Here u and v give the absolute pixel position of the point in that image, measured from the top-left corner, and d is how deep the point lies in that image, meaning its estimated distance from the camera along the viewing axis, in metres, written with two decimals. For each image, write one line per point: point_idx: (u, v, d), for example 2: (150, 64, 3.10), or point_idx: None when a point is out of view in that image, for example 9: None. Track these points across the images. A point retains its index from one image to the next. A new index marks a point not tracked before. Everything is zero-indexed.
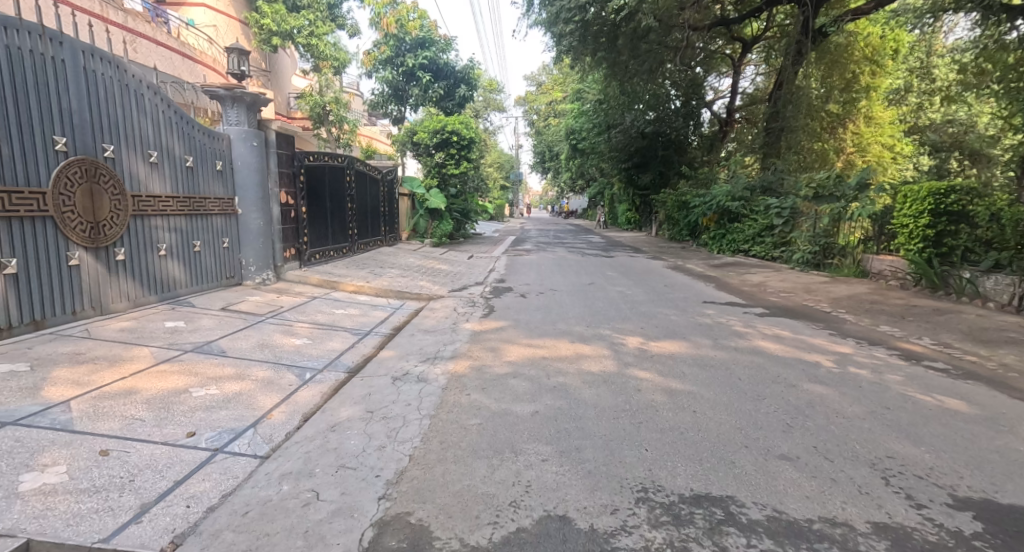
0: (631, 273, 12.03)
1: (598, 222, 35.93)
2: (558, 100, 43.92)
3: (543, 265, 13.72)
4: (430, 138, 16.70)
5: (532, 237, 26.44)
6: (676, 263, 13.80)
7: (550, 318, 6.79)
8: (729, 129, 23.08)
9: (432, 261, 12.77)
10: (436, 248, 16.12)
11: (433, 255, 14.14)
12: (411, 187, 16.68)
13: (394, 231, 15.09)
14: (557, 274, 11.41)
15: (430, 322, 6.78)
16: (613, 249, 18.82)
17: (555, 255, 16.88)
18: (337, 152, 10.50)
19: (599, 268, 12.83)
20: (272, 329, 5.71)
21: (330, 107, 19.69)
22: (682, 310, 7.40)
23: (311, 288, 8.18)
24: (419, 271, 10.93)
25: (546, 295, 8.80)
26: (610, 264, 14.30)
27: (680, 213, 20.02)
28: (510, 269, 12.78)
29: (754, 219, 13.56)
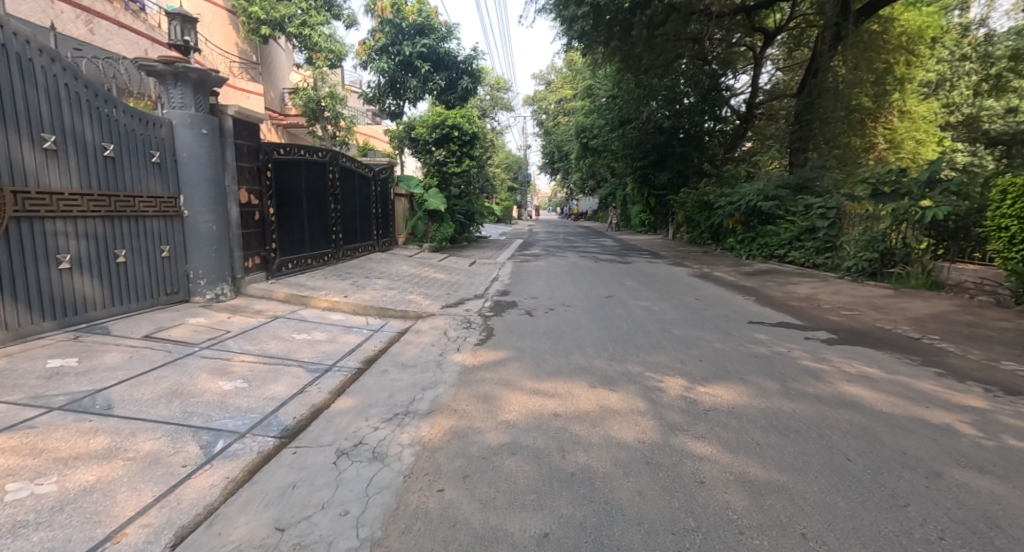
0: (653, 282, 10.64)
1: (610, 225, 34.42)
2: (567, 99, 42.63)
3: (552, 273, 12.36)
4: (430, 133, 15.46)
5: (541, 241, 25.02)
6: (701, 271, 12.34)
7: (561, 347, 5.42)
8: (749, 126, 21.49)
9: (429, 269, 11.46)
10: (436, 253, 14.80)
11: (432, 262, 12.83)
12: (409, 187, 15.35)
13: (388, 235, 13.80)
14: (569, 285, 10.04)
15: (411, 353, 5.42)
16: (629, 254, 17.42)
17: (567, 261, 15.49)
18: (318, 145, 9.22)
19: (616, 277, 11.43)
20: (200, 366, 4.38)
21: (324, 102, 18.72)
22: (725, 334, 5.99)
23: (275, 305, 6.88)
24: (412, 281, 9.62)
25: (557, 312, 7.40)
26: (629, 271, 12.91)
27: (702, 215, 18.58)
28: (516, 277, 11.46)
29: (791, 221, 12.06)
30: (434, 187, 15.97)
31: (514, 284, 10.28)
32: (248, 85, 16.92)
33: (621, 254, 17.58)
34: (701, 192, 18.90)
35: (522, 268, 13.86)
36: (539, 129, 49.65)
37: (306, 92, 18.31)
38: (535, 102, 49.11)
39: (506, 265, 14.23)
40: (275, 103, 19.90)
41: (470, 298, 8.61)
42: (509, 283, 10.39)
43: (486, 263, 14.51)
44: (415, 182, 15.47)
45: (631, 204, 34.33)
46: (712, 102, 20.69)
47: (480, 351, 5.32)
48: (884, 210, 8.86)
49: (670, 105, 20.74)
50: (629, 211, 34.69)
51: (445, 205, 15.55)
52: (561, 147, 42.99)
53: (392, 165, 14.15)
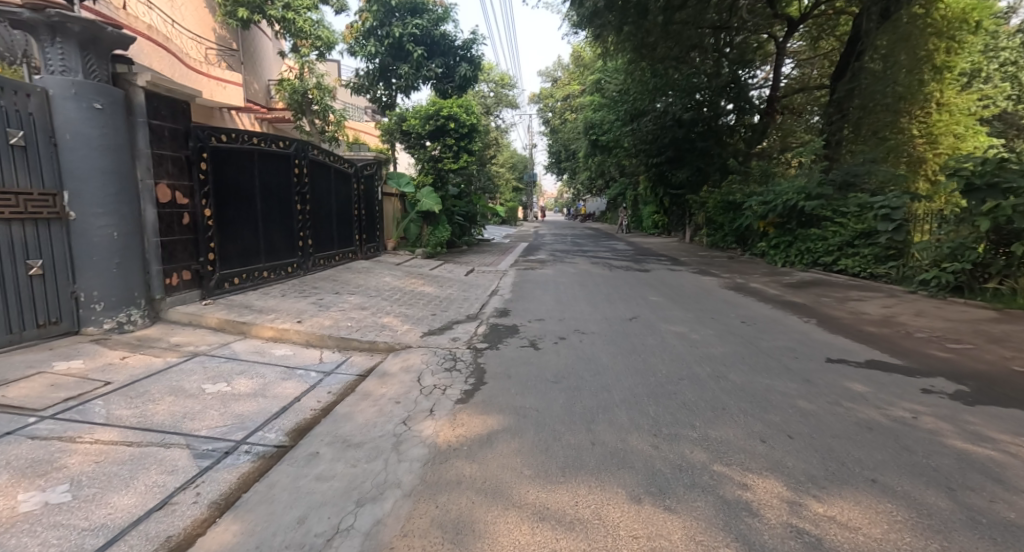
0: (681, 296, 9.02)
1: (620, 227, 32.82)
2: (575, 95, 41.12)
3: (561, 284, 10.78)
4: (424, 125, 13.94)
5: (548, 244, 23.45)
6: (733, 282, 10.68)
7: (578, 410, 3.78)
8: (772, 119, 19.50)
9: (418, 280, 9.88)
10: (429, 260, 13.27)
11: (423, 271, 11.26)
12: (399, 186, 13.67)
13: (374, 240, 12.24)
14: (582, 300, 8.44)
15: (363, 418, 3.78)
16: (646, 260, 15.80)
17: (577, 268, 13.89)
18: (279, 134, 7.67)
19: (636, 289, 9.81)
20: (9, 459, 2.76)
21: (310, 92, 17.37)
22: (806, 385, 4.32)
23: (202, 336, 5.27)
24: (394, 296, 8.03)
25: (569, 343, 5.78)
26: (649, 281, 11.32)
27: (727, 216, 16.93)
28: (520, 290, 9.85)
29: (841, 223, 10.40)
30: (429, 186, 14.36)
31: (516, 299, 8.68)
32: (225, 74, 15.42)
33: (637, 259, 15.98)
34: (723, 190, 17.31)
35: (527, 277, 12.27)
36: (545, 127, 48.18)
37: (290, 82, 17.01)
38: (541, 100, 47.72)
39: (509, 274, 12.64)
40: (260, 95, 18.46)
41: (461, 320, 7.00)
42: (510, 298, 8.81)
43: (486, 271, 12.92)
44: (406, 180, 13.81)
45: (643, 204, 32.66)
46: (735, 93, 18.92)
47: (462, 419, 3.70)
48: (969, 211, 7.22)
49: (689, 96, 19.06)
50: (640, 212, 33.02)
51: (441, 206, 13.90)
52: (568, 146, 41.49)
53: (380, 161, 12.64)
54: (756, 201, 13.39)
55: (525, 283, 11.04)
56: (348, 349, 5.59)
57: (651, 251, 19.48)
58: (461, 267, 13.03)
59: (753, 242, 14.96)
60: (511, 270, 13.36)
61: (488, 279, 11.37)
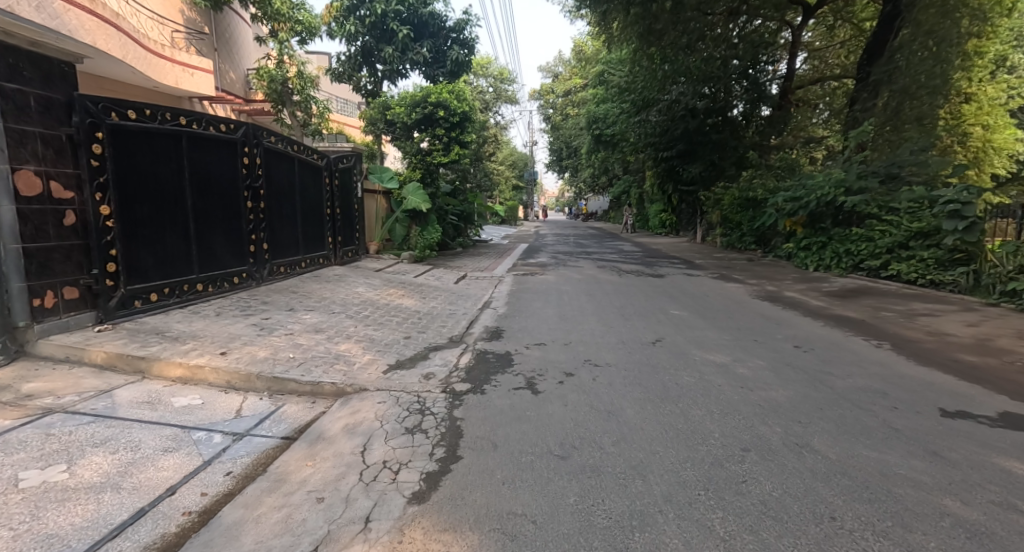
0: (709, 310, 7.58)
1: (624, 226, 31.41)
2: (577, 89, 39.65)
3: (565, 294, 9.35)
4: (411, 114, 12.56)
5: (549, 245, 22.07)
6: (762, 291, 9.27)
7: (600, 527, 2.34)
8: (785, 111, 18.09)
9: (398, 290, 8.46)
10: (416, 265, 11.88)
11: (406, 278, 9.84)
12: (381, 181, 12.16)
13: (351, 243, 10.84)
14: (591, 316, 7.03)
15: (253, 538, 2.35)
16: (658, 263, 14.37)
17: (581, 273, 12.46)
18: (219, 115, 6.36)
19: (653, 301, 8.37)
20: None
21: (289, 81, 16.09)
22: (938, 463, 2.88)
23: (77, 379, 3.85)
24: (362, 313, 6.61)
25: (578, 382, 4.36)
26: (665, 289, 9.90)
27: (746, 214, 15.53)
28: (517, 301, 8.43)
29: (891, 222, 9.04)
30: (418, 182, 12.97)
31: (512, 314, 7.25)
32: (191, 59, 13.87)
33: (648, 263, 14.57)
34: (740, 186, 15.94)
35: (525, 284, 10.87)
36: (546, 124, 46.79)
37: (267, 70, 15.51)
38: (541, 96, 46.35)
39: (505, 281, 11.22)
40: (237, 85, 17.13)
41: (441, 347, 5.58)
42: (505, 313, 7.37)
43: (480, 278, 11.52)
44: (390, 175, 12.30)
45: (649, 202, 31.23)
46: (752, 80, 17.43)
47: (411, 545, 2.25)
48: None
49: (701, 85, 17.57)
50: (646, 211, 31.57)
51: (429, 204, 12.49)
52: (571, 143, 40.11)
53: (358, 154, 11.23)
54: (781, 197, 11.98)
55: (524, 292, 9.64)
56: (283, 395, 4.17)
57: (661, 252, 18.05)
58: (452, 273, 11.62)
59: (778, 242, 13.57)
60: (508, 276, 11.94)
61: (481, 288, 9.95)
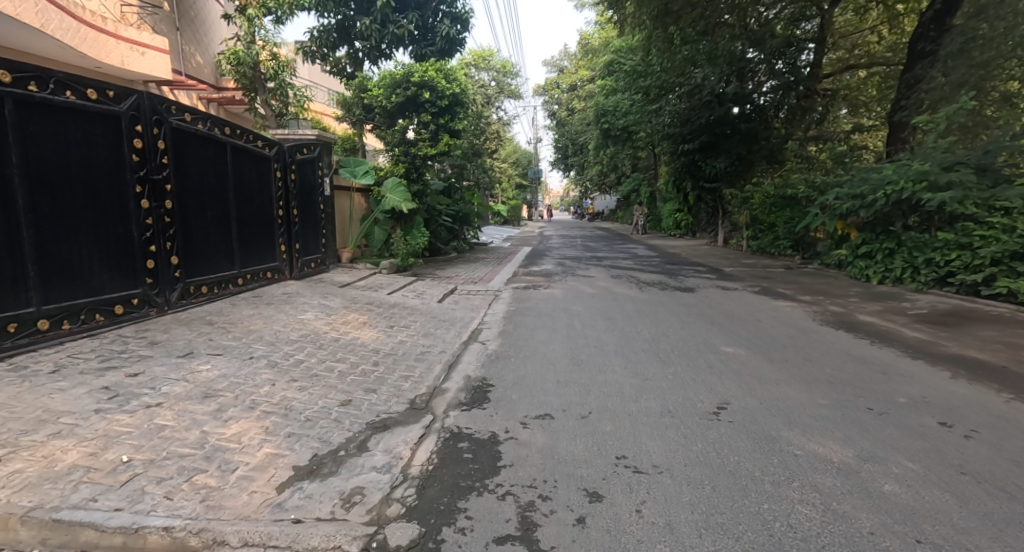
0: (772, 347, 5.64)
1: (635, 227, 29.46)
2: (583, 82, 37.68)
3: (576, 316, 7.45)
4: (393, 97, 10.72)
5: (555, 249, 20.19)
6: (828, 314, 7.29)
7: None
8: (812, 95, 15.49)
9: (360, 316, 6.54)
10: (397, 278, 9.99)
11: (379, 297, 7.93)
12: (354, 176, 10.14)
13: (312, 252, 8.96)
14: (615, 360, 5.11)
15: None
16: (683, 273, 12.40)
17: (594, 286, 10.54)
18: (86, 75, 4.50)
19: (694, 331, 6.41)
20: None
21: (261, 64, 14.28)
22: None
23: None
24: (293, 361, 4.68)
25: (610, 528, 2.41)
26: (702, 308, 7.96)
27: (782, 215, 13.67)
28: (515, 331, 6.50)
29: (995, 229, 7.27)
30: (400, 178, 11.05)
31: (506, 356, 5.33)
32: (140, 35, 11.98)
33: (671, 272, 12.60)
34: (777, 181, 14.23)
35: (527, 300, 8.96)
36: (551, 120, 44.88)
37: (234, 52, 13.78)
38: (546, 91, 44.49)
39: (503, 297, 9.29)
40: (204, 71, 15.36)
41: (392, 425, 3.65)
42: (498, 354, 5.45)
43: (472, 292, 9.62)
44: (365, 169, 10.31)
45: (661, 202, 29.28)
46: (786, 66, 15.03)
47: None
48: None
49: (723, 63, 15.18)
50: (657, 211, 29.61)
51: (413, 204, 10.61)
52: (577, 139, 38.16)
53: (323, 143, 9.35)
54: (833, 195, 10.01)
55: (526, 313, 7.71)
56: None
57: (680, 258, 16.10)
58: (440, 287, 9.69)
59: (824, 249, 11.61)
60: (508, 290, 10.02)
61: (471, 308, 8.01)
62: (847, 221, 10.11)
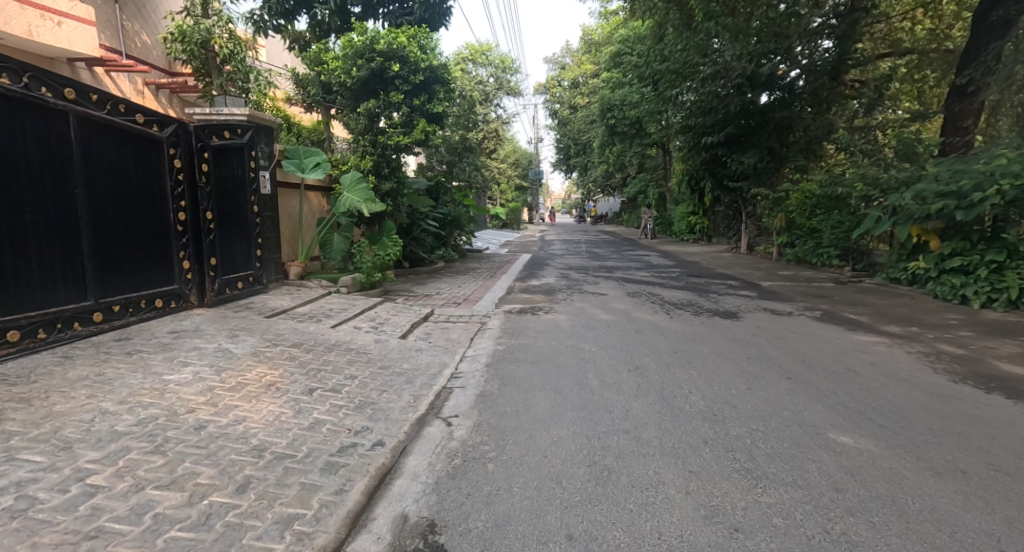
0: (916, 436, 3.43)
1: (643, 232, 27.39)
2: (587, 78, 35.74)
3: (590, 364, 5.25)
4: (355, 70, 8.62)
5: (557, 256, 18.05)
6: (954, 362, 5.09)
7: None
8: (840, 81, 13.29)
9: (269, 373, 4.35)
10: (358, 301, 7.83)
11: (317, 335, 5.75)
12: (302, 170, 7.93)
13: (237, 269, 6.81)
14: (667, 483, 2.90)
15: None
16: (714, 291, 10.22)
17: (607, 308, 8.38)
18: None
19: (773, 400, 4.19)
20: None
21: (212, 43, 12.14)
22: None
23: None
24: (77, 491, 2.49)
25: None
26: (763, 350, 5.75)
27: (828, 218, 11.91)
28: (499, 398, 4.32)
29: None
30: (365, 174, 8.89)
31: (477, 467, 3.13)
32: (55, 1, 9.96)
33: (699, 290, 10.42)
34: (824, 176, 12.15)
35: (523, 332, 6.77)
36: (553, 119, 42.93)
37: (179, 25, 11.71)
38: (546, 89, 42.53)
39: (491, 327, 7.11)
40: (155, 51, 13.42)
41: None
42: (466, 457, 3.26)
43: (452, 320, 7.47)
44: (316, 161, 8.11)
45: (671, 204, 27.24)
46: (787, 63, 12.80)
47: None
48: None
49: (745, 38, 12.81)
50: (668, 214, 27.57)
51: (378, 204, 8.40)
52: (580, 138, 36.13)
53: (254, 126, 7.17)
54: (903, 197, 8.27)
55: (518, 357, 5.52)
56: None
57: (702, 269, 13.97)
58: (411, 313, 7.53)
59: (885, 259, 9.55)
60: (498, 316, 7.84)
61: (445, 351, 5.83)
62: (924, 226, 8.34)
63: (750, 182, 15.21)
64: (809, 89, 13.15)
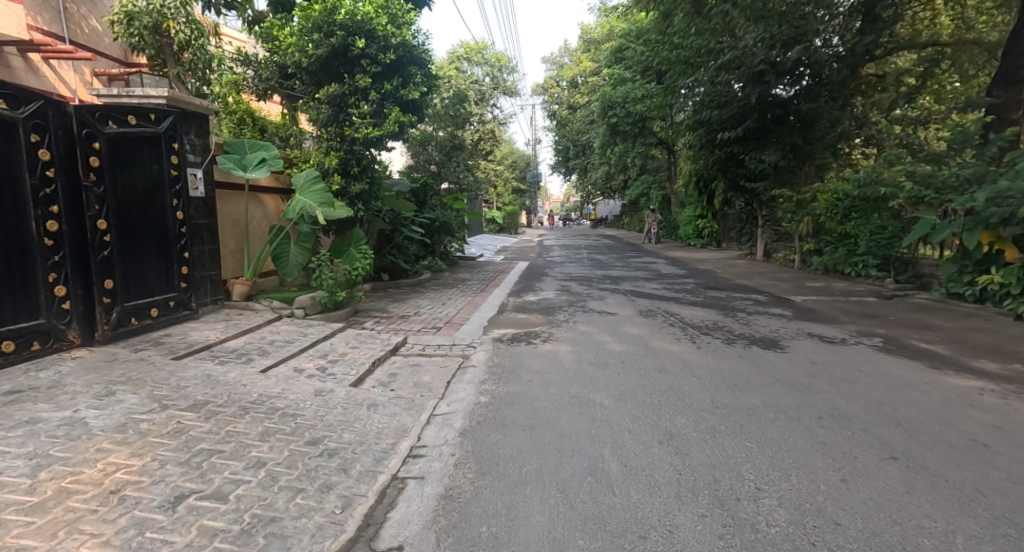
0: None
1: (646, 237, 26.05)
2: (586, 77, 34.50)
3: (607, 433, 3.78)
4: (312, 47, 7.18)
5: (557, 264, 16.63)
6: None
7: None
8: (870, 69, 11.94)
9: (123, 468, 2.84)
10: (313, 329, 6.37)
11: (236, 387, 4.26)
12: (242, 168, 6.44)
13: (151, 293, 5.34)
14: None
15: None
16: (741, 309, 8.76)
17: (618, 336, 6.91)
18: None
19: (893, 509, 2.72)
20: None
21: (166, 27, 10.71)
22: None
23: None
24: None
25: None
26: (836, 404, 4.27)
27: (867, 223, 10.52)
28: (474, 505, 2.84)
29: None
30: (334, 175, 7.70)
31: None
32: None
33: (723, 308, 8.96)
34: (860, 174, 10.74)
35: (515, 373, 5.28)
36: (551, 120, 41.66)
37: (124, 5, 10.25)
38: (545, 89, 41.27)
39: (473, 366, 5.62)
40: (109, 39, 12.08)
41: None
42: None
43: (430, 355, 6.04)
44: (261, 157, 6.60)
45: (676, 207, 25.91)
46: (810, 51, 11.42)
47: None
48: None
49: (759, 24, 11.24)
50: (672, 217, 26.23)
51: (337, 210, 6.81)
52: (580, 139, 34.83)
53: (173, 111, 5.68)
54: (977, 198, 7.03)
55: (506, 420, 4.04)
56: None
57: (718, 279, 12.56)
58: (376, 347, 6.07)
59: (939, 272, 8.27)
60: (484, 348, 6.36)
61: (408, 408, 4.34)
62: (998, 232, 7.20)
63: (770, 182, 13.79)
64: (837, 80, 11.73)
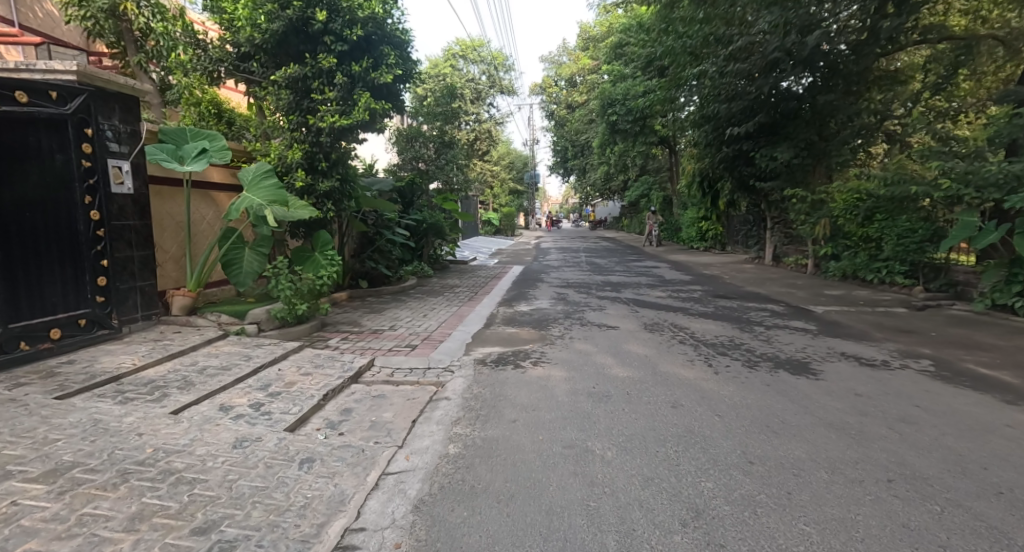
0: None
1: (647, 240, 25.16)
2: (585, 76, 33.68)
3: (611, 508, 2.81)
4: (266, 21, 6.34)
5: (554, 269, 15.71)
6: None
7: None
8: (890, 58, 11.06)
9: None
10: (262, 351, 5.37)
11: (128, 437, 3.27)
12: (178, 161, 5.49)
13: (47, 312, 4.43)
14: None
15: None
16: (757, 323, 7.81)
17: (620, 358, 5.93)
18: None
19: None
20: None
21: (125, 10, 9.76)
22: None
23: None
24: None
25: None
26: (909, 461, 3.30)
27: (891, 225, 9.66)
28: None
29: None
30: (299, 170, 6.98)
31: None
32: None
33: (737, 321, 7.99)
34: (885, 172, 9.82)
35: (494, 411, 4.29)
36: (549, 120, 40.82)
37: None
38: (542, 88, 40.42)
39: (443, 402, 4.62)
40: (70, 28, 11.17)
41: None
42: None
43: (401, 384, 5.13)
44: (201, 148, 5.59)
45: (678, 208, 25.02)
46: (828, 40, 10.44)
47: None
48: None
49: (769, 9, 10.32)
50: (674, 219, 25.33)
51: (292, 211, 5.75)
52: (578, 139, 33.98)
53: (86, 89, 4.73)
54: None
55: (478, 486, 3.06)
56: None
57: (727, 287, 11.63)
58: (332, 375, 5.07)
59: (981, 281, 7.46)
60: (461, 375, 5.36)
61: (352, 464, 3.34)
62: None
63: (781, 182, 12.85)
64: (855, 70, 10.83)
